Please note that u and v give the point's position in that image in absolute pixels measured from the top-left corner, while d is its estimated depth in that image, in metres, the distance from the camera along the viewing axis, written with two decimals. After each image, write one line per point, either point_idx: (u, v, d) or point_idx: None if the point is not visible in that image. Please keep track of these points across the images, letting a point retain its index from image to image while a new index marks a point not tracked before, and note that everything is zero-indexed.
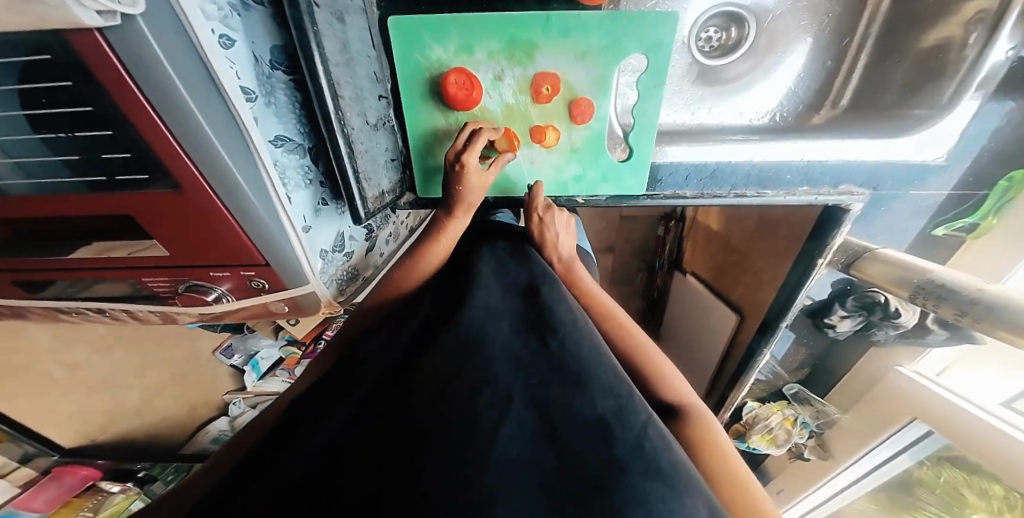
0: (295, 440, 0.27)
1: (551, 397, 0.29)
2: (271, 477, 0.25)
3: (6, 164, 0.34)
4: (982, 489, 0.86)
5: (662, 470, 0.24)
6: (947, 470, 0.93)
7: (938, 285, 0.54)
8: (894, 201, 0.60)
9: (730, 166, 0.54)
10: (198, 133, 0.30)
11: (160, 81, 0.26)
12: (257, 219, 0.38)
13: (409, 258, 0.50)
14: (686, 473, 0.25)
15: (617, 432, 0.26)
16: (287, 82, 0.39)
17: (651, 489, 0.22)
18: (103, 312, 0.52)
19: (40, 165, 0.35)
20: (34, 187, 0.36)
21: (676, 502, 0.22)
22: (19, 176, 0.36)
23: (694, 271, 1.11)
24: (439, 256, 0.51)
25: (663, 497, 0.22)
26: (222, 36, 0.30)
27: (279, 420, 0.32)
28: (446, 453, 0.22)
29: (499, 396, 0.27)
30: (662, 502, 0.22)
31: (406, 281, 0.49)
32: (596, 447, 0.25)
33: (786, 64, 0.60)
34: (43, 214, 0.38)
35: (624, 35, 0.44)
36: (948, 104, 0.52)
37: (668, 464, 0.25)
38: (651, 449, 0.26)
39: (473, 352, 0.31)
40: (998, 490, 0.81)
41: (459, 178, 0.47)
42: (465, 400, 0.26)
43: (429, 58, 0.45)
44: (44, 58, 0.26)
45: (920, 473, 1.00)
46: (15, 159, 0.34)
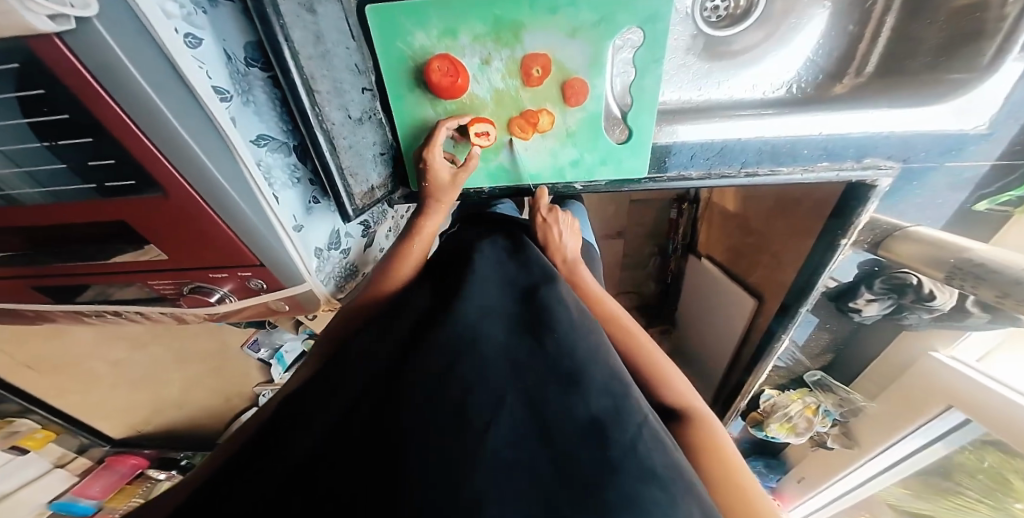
0: (280, 437, 0.26)
1: (544, 395, 0.27)
2: (252, 478, 0.24)
3: (16, 174, 0.34)
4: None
5: (657, 474, 0.22)
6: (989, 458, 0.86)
7: (977, 265, 0.49)
8: (929, 175, 0.54)
9: (741, 143, 0.50)
10: (174, 134, 0.30)
11: (129, 84, 0.26)
12: (246, 220, 0.38)
13: (402, 255, 0.50)
14: (684, 479, 0.24)
15: (612, 433, 0.24)
16: (264, 79, 0.38)
17: (646, 495, 0.21)
18: (121, 314, 0.55)
19: (50, 173, 0.34)
20: (50, 196, 0.36)
21: (670, 506, 0.21)
22: (31, 186, 0.36)
23: (709, 254, 1.07)
24: (422, 248, 0.51)
25: (655, 501, 0.21)
26: (189, 36, 0.29)
27: (269, 416, 0.32)
28: (433, 454, 0.21)
29: (489, 396, 0.26)
30: (654, 508, 0.20)
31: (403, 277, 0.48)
32: (590, 448, 0.23)
33: (804, 31, 0.55)
34: (63, 222, 0.38)
35: (618, 9, 0.40)
36: (988, 65, 0.45)
37: (661, 466, 0.23)
38: (646, 450, 0.24)
39: (464, 350, 0.30)
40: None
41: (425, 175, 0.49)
42: (453, 399, 0.25)
43: (412, 46, 0.43)
44: (12, 67, 0.25)
45: (959, 457, 0.93)
46: (24, 168, 0.34)
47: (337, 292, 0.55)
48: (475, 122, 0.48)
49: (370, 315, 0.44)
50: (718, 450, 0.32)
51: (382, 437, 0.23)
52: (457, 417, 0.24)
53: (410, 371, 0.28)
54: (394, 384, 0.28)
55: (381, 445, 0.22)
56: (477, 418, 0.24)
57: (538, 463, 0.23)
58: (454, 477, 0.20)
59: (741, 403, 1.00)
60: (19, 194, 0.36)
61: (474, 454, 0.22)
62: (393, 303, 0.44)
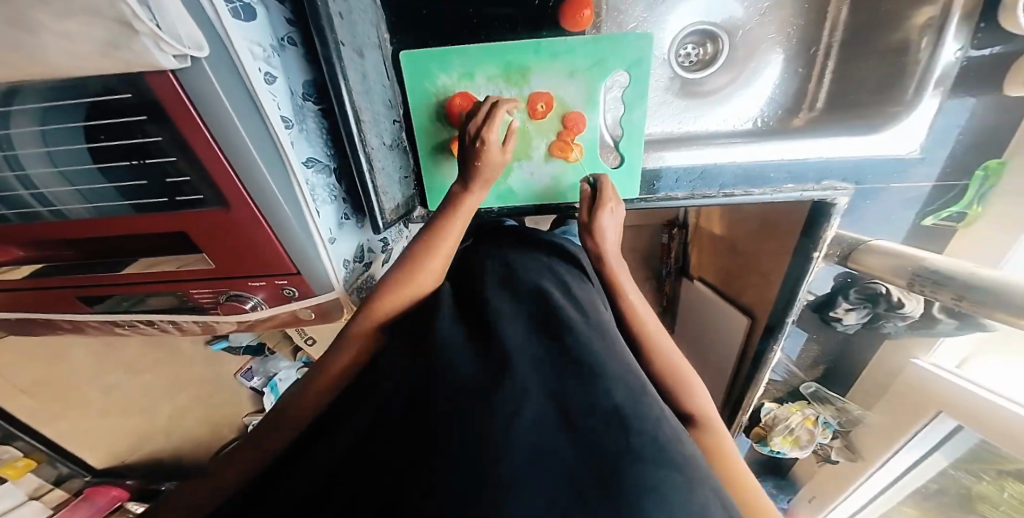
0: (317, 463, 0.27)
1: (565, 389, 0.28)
2: None
3: (68, 191, 0.40)
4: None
5: (675, 458, 0.24)
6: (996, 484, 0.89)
7: (932, 271, 0.56)
8: (880, 194, 0.63)
9: (717, 167, 0.58)
10: (246, 156, 0.36)
11: (218, 112, 0.32)
12: (292, 232, 0.43)
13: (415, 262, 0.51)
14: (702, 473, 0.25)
15: (633, 423, 0.25)
16: (316, 112, 0.46)
17: (668, 478, 0.22)
18: (152, 323, 0.57)
19: (96, 192, 0.40)
20: (92, 211, 0.41)
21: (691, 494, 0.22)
22: (77, 202, 0.41)
23: (701, 277, 1.14)
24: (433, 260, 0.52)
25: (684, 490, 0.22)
26: (266, 74, 0.36)
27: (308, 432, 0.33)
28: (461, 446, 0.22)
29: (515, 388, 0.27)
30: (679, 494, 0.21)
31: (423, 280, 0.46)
32: (613, 433, 0.24)
33: (764, 75, 0.65)
34: (97, 235, 0.43)
35: (607, 55, 0.50)
36: (912, 101, 0.55)
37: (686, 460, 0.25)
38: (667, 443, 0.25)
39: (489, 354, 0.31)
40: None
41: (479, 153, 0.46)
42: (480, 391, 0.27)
43: (436, 85, 0.52)
44: (126, 97, 0.32)
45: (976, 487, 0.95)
46: (76, 186, 0.39)
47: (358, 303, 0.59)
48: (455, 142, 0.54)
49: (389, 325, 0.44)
50: (730, 460, 0.36)
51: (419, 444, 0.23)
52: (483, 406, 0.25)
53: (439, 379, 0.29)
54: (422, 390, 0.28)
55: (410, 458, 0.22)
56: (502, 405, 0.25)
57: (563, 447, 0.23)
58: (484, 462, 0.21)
59: (743, 418, 0.98)
60: (65, 209, 0.41)
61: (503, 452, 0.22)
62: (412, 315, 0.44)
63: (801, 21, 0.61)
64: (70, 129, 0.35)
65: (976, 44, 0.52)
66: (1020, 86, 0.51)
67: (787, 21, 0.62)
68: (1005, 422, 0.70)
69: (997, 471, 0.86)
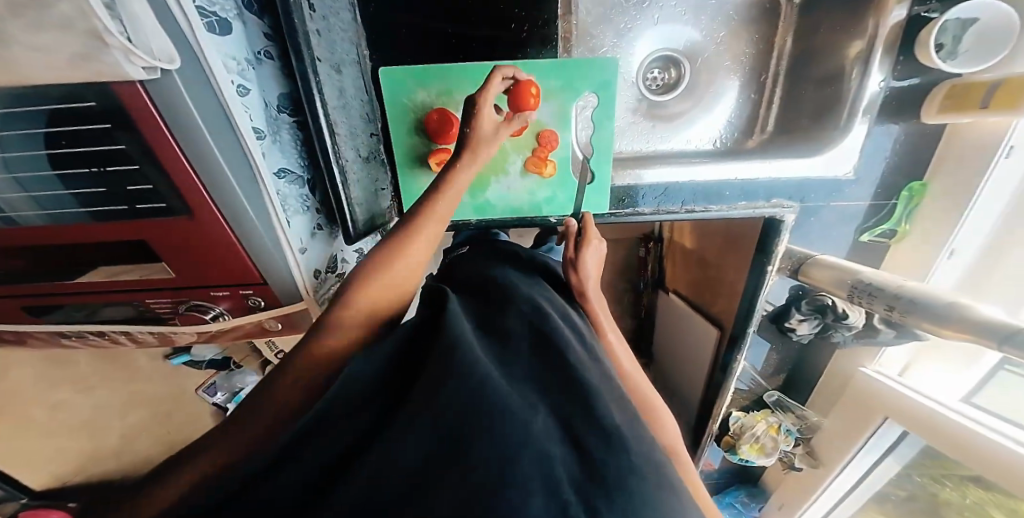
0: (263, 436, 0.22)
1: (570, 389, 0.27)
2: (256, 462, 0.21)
3: (20, 197, 0.38)
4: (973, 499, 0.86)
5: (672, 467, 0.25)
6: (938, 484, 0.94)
7: (869, 283, 0.62)
8: (821, 211, 0.69)
9: (679, 185, 0.63)
10: (214, 166, 0.36)
11: (187, 123, 0.32)
12: (260, 243, 0.43)
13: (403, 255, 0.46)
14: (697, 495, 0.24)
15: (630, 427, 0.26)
16: (291, 123, 0.46)
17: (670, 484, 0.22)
18: (103, 335, 0.54)
19: (54, 198, 0.38)
20: (48, 218, 0.39)
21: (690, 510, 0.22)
22: (32, 209, 0.39)
23: (676, 290, 1.19)
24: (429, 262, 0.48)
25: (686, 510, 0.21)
26: (239, 86, 0.37)
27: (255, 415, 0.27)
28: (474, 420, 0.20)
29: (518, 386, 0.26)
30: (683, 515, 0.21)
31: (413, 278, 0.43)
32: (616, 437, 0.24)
33: (723, 100, 0.70)
34: (54, 242, 0.41)
35: (577, 78, 0.54)
36: (845, 127, 0.60)
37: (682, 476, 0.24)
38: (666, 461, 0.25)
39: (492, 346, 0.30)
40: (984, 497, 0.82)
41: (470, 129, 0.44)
42: None
43: (414, 101, 0.54)
44: (90, 105, 0.31)
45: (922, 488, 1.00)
46: (29, 192, 0.38)
47: None
48: (433, 154, 0.56)
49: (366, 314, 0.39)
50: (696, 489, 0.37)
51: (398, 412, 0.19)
52: None
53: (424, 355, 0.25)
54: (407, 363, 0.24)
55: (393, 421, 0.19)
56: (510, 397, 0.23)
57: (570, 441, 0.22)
58: None
59: (714, 425, 1.02)
60: (17, 217, 0.39)
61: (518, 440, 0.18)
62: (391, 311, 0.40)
63: (752, 50, 0.67)
64: (30, 134, 0.34)
65: (897, 74, 0.59)
66: (935, 116, 0.57)
67: (738, 50, 0.67)
68: (943, 425, 0.77)
69: (951, 478, 0.89)
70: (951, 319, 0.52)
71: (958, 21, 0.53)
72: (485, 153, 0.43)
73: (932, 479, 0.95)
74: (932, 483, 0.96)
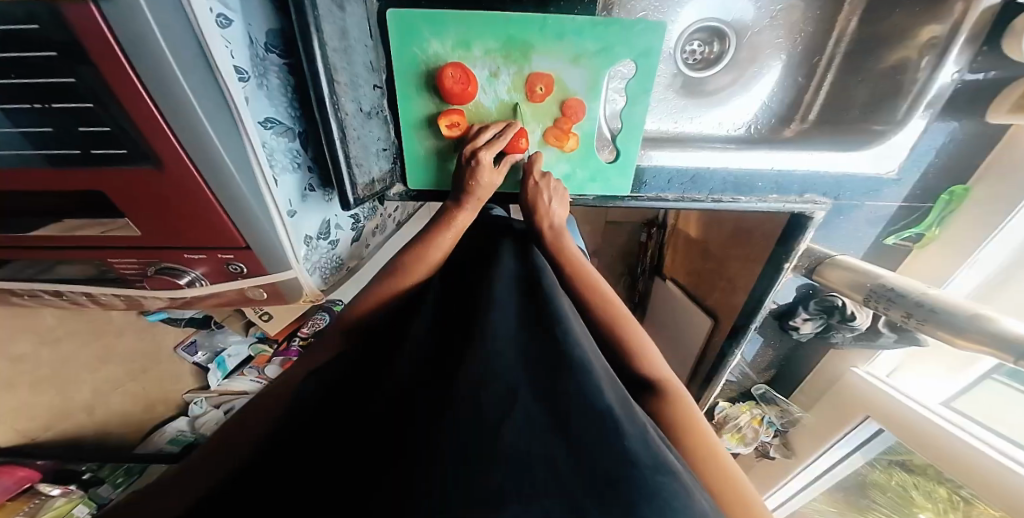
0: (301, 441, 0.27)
1: (560, 391, 0.27)
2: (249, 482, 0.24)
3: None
4: (930, 490, 0.92)
5: (670, 467, 0.24)
6: (900, 474, 0.99)
7: (889, 289, 0.60)
8: (853, 211, 0.66)
9: (709, 172, 0.58)
10: (188, 113, 0.30)
11: (154, 59, 0.26)
12: (243, 205, 0.37)
13: (417, 243, 0.47)
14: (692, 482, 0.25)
15: (626, 427, 0.25)
16: (280, 66, 0.40)
17: (664, 483, 0.22)
18: (61, 295, 0.49)
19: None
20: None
21: (684, 497, 0.22)
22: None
23: (672, 277, 1.14)
24: (444, 248, 0.47)
25: (674, 493, 0.22)
26: (220, 16, 0.30)
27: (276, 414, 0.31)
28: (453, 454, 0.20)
29: (506, 389, 0.25)
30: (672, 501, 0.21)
31: (414, 272, 0.45)
32: (606, 440, 0.24)
33: (763, 80, 0.65)
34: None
35: (615, 41, 0.47)
36: (902, 120, 0.56)
37: (676, 465, 0.25)
38: (659, 453, 0.25)
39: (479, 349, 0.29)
40: (944, 494, 0.88)
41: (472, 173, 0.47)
42: (472, 389, 0.25)
43: (426, 52, 0.47)
44: (32, 28, 0.25)
45: (876, 477, 1.07)
46: None
47: (320, 284, 0.54)
48: (443, 116, 0.49)
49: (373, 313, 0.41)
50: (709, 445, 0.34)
51: (402, 420, 0.23)
52: (473, 411, 0.23)
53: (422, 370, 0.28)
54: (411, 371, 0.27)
55: (396, 429, 0.23)
56: (493, 412, 0.23)
57: (557, 456, 0.22)
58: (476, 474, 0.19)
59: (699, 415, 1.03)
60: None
61: (491, 449, 0.21)
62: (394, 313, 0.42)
63: (810, 28, 0.60)
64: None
65: (973, 67, 0.52)
66: (1000, 117, 0.53)
67: (796, 28, 0.61)
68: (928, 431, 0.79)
69: (891, 465, 1.00)
70: (972, 331, 0.50)
71: None
72: (485, 199, 0.49)
73: (893, 471, 1.01)
74: (899, 480, 1.01)
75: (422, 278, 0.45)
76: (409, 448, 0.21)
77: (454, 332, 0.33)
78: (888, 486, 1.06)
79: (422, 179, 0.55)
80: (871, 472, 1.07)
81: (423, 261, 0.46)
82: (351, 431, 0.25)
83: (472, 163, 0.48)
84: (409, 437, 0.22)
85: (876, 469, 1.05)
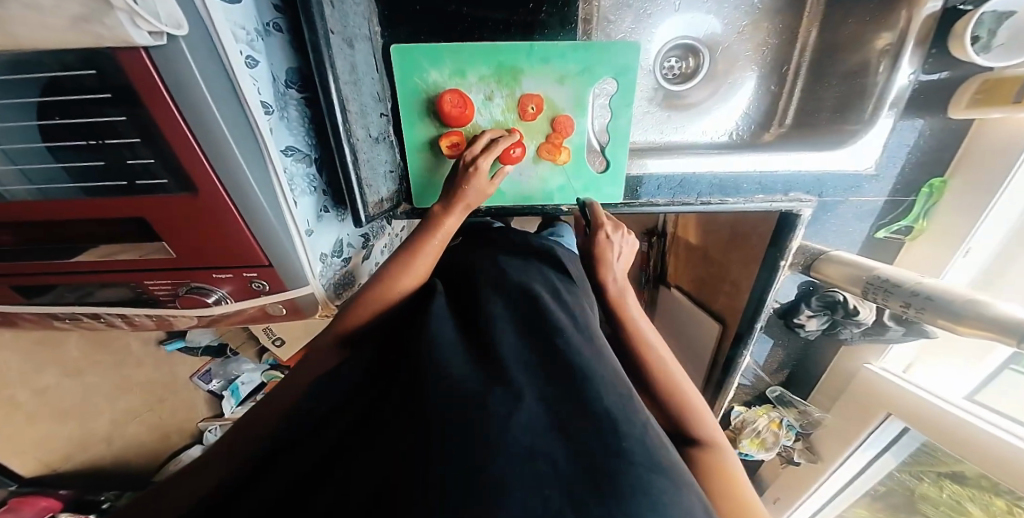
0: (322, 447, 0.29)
1: (562, 398, 0.30)
2: (284, 473, 0.27)
3: (7, 171, 0.37)
4: (985, 501, 0.84)
5: (663, 465, 0.26)
6: (950, 486, 0.92)
7: (885, 279, 0.61)
8: (839, 207, 0.68)
9: (696, 177, 0.62)
10: (222, 144, 0.34)
11: (195, 97, 0.31)
12: (267, 225, 0.41)
13: (405, 253, 0.48)
14: (681, 475, 0.27)
15: (622, 427, 0.28)
16: (299, 99, 0.44)
17: (656, 482, 0.24)
18: (98, 318, 0.53)
19: (43, 172, 0.37)
20: (34, 193, 0.38)
21: (672, 493, 0.24)
22: (19, 183, 0.37)
23: (676, 283, 1.17)
24: (429, 258, 0.49)
25: (663, 491, 0.24)
26: (247, 57, 0.35)
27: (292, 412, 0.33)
28: (463, 445, 0.23)
29: (512, 391, 0.28)
30: (660, 493, 0.24)
31: (405, 282, 0.46)
32: (603, 439, 0.26)
33: (740, 90, 0.69)
34: (45, 220, 0.39)
35: (596, 63, 0.52)
36: (869, 120, 0.59)
37: (665, 460, 0.27)
38: (651, 449, 0.27)
39: (488, 363, 0.32)
40: (1000, 504, 0.80)
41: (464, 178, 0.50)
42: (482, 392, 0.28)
43: (427, 81, 0.52)
44: (90, 73, 0.30)
45: (923, 489, 1.01)
46: (18, 165, 0.36)
47: (334, 298, 0.57)
48: (443, 137, 0.54)
49: (381, 323, 0.45)
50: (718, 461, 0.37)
51: (417, 420, 0.26)
52: (483, 409, 0.26)
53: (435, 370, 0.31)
54: (422, 375, 0.30)
55: (411, 429, 0.25)
56: (501, 408, 0.26)
57: (556, 452, 0.25)
58: (483, 462, 0.22)
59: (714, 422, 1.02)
60: (6, 193, 0.38)
61: (500, 441, 0.24)
62: (391, 321, 0.45)
63: (774, 41, 0.65)
64: (22, 105, 0.33)
65: (927, 67, 0.57)
66: (962, 112, 0.56)
67: (761, 41, 0.66)
68: (944, 422, 0.77)
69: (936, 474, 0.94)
70: (968, 317, 0.52)
71: (994, 13, 0.51)
72: (473, 205, 0.51)
73: (942, 481, 0.93)
74: (949, 492, 0.93)
75: (414, 284, 0.47)
76: (424, 439, 0.24)
77: (466, 343, 0.36)
78: (938, 499, 0.98)
79: (426, 195, 0.59)
80: (917, 482, 1.00)
81: (411, 272, 0.47)
82: (369, 434, 0.28)
83: (470, 169, 0.51)
84: (424, 429, 0.25)
85: (924, 480, 0.99)
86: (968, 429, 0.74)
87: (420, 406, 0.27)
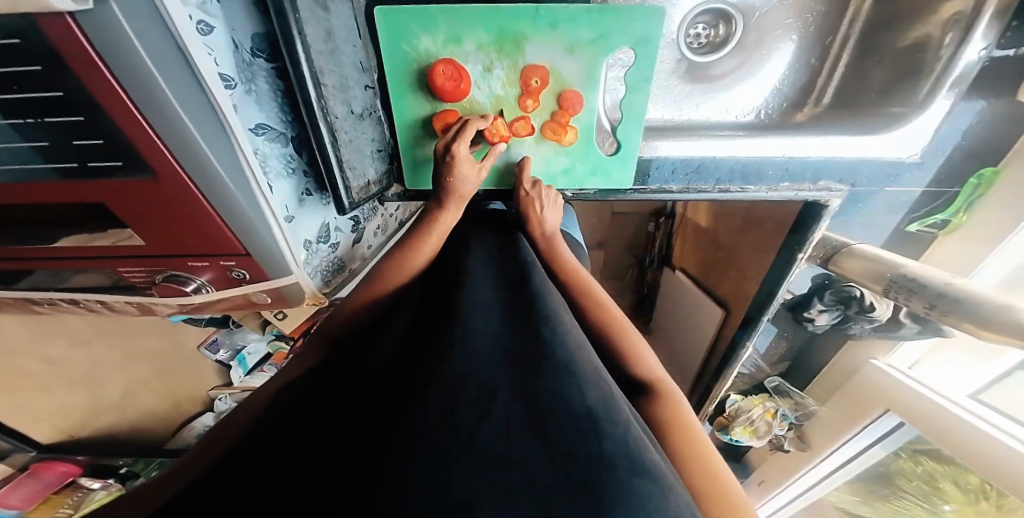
0: (268, 436, 0.26)
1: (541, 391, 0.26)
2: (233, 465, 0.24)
3: None
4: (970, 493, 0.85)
5: (647, 467, 0.22)
6: (926, 461, 0.93)
7: (910, 279, 0.56)
8: (872, 198, 0.63)
9: (715, 162, 0.56)
10: (173, 121, 0.29)
11: (134, 68, 0.26)
12: (238, 209, 0.37)
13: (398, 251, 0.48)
14: (667, 477, 0.23)
15: (605, 427, 0.24)
16: (268, 70, 0.39)
17: (638, 488, 0.21)
18: (78, 302, 0.52)
19: (6, 150, 0.33)
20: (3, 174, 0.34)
21: (660, 502, 0.21)
22: None
23: (682, 268, 1.11)
24: (426, 255, 0.48)
25: (647, 497, 0.20)
26: (200, 23, 0.30)
27: (251, 418, 0.30)
28: (422, 453, 0.20)
29: (485, 390, 0.25)
30: (645, 503, 0.20)
31: (394, 277, 0.46)
32: (584, 442, 0.23)
33: (773, 62, 0.61)
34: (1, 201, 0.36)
35: (612, 29, 0.45)
36: (924, 100, 0.54)
37: (652, 464, 0.23)
38: (637, 451, 0.23)
39: (458, 345, 0.29)
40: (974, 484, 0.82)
41: (451, 169, 0.47)
42: (451, 389, 0.24)
43: (417, 49, 0.46)
44: (14, 42, 0.25)
45: (898, 464, 1.01)
46: None
47: (322, 287, 0.54)
48: (438, 117, 0.49)
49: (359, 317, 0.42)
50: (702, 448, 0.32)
51: (382, 420, 0.22)
52: (452, 413, 0.22)
53: (402, 367, 0.28)
54: (395, 376, 0.27)
55: (373, 429, 0.22)
56: (472, 414, 0.23)
57: (534, 460, 0.21)
58: (447, 473, 0.19)
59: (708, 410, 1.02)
60: None
61: (472, 454, 0.20)
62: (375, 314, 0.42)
63: (822, 8, 0.57)
64: None
65: (1002, 43, 0.49)
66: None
67: (806, 6, 0.57)
68: (953, 425, 0.74)
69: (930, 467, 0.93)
70: (995, 322, 0.47)
71: None
72: (468, 197, 0.50)
73: (917, 457, 0.94)
74: (925, 467, 0.94)
75: (403, 278, 0.46)
76: (384, 445, 0.20)
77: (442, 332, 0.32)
78: (913, 473, 1.00)
79: (420, 178, 0.55)
80: (894, 459, 1.01)
81: (402, 266, 0.47)
82: (332, 429, 0.25)
83: (448, 158, 0.47)
84: (385, 432, 0.21)
85: (898, 457, 0.99)
86: (948, 419, 0.74)
87: (386, 407, 0.24)
